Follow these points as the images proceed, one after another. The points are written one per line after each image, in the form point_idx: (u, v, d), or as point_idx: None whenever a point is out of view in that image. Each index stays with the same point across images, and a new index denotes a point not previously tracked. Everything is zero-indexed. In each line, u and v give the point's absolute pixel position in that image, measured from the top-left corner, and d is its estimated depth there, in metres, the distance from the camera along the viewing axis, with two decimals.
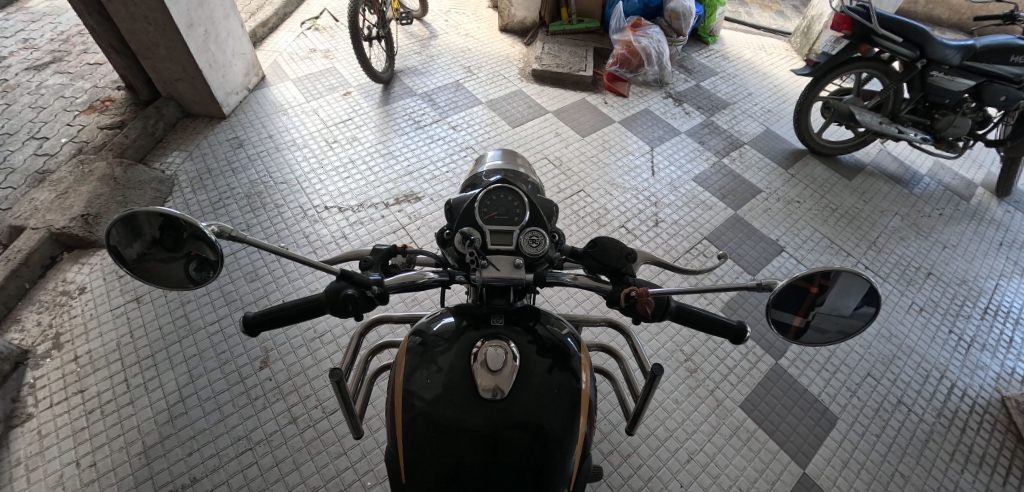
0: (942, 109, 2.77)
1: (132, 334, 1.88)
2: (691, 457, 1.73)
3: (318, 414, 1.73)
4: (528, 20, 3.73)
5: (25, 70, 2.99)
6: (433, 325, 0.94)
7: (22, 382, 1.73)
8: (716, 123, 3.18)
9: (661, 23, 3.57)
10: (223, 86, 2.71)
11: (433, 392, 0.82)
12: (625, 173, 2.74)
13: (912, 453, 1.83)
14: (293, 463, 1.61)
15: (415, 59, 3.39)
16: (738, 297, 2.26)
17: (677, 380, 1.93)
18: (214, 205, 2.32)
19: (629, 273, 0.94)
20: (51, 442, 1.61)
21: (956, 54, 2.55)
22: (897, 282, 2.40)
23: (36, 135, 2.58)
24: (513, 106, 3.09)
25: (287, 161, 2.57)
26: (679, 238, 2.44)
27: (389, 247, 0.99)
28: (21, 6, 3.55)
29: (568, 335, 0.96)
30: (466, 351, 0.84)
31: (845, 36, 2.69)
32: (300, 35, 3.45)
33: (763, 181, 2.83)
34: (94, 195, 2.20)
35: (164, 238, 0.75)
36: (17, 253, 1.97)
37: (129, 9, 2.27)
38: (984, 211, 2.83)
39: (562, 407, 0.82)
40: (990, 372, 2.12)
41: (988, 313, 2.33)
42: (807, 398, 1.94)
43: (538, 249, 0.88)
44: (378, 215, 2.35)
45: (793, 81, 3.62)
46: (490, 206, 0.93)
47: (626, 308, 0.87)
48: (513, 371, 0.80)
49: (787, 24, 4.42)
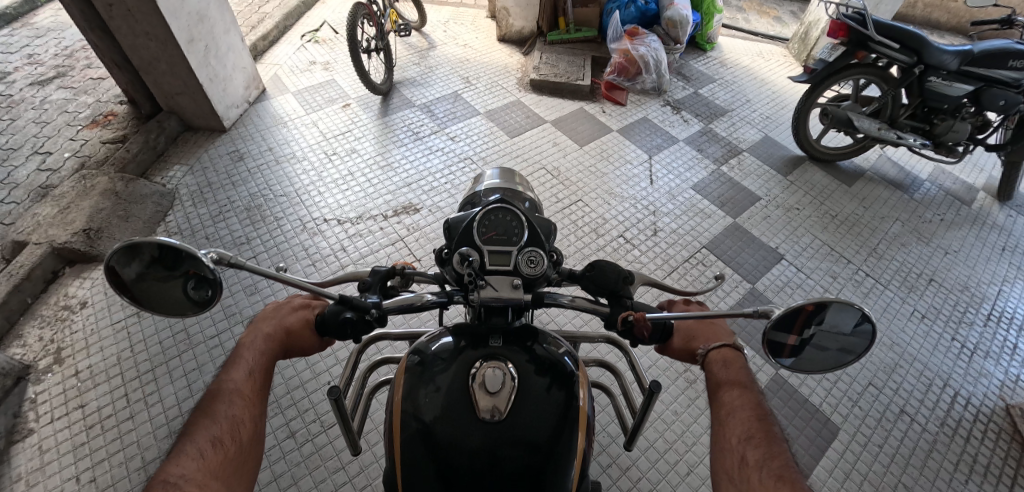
0: (941, 114, 2.78)
1: (132, 349, 1.89)
2: (690, 470, 1.72)
3: (316, 429, 1.73)
4: (526, 30, 3.76)
5: (29, 85, 3.03)
6: (431, 345, 0.94)
7: (23, 397, 1.74)
8: (714, 130, 3.19)
9: (659, 31, 3.59)
10: (224, 100, 2.74)
11: (432, 412, 0.81)
12: (624, 181, 2.75)
13: (915, 463, 1.82)
14: (291, 478, 1.62)
15: (413, 70, 3.42)
16: (738, 305, 2.25)
17: (676, 391, 1.92)
18: (213, 219, 2.34)
19: (628, 296, 0.94)
20: (52, 457, 1.62)
21: (953, 59, 2.56)
22: (898, 288, 2.39)
23: (39, 151, 2.61)
24: (511, 116, 3.11)
25: (287, 173, 2.59)
26: (678, 247, 2.44)
27: (387, 268, 0.99)
28: (26, 22, 3.60)
29: (565, 354, 0.95)
30: (465, 371, 0.84)
31: (841, 42, 2.72)
32: (301, 48, 3.48)
33: (762, 188, 2.82)
34: (96, 209, 2.22)
35: (164, 259, 0.74)
36: (20, 268, 1.99)
37: (130, 25, 2.31)
38: (986, 216, 2.82)
39: (560, 423, 0.82)
40: (994, 380, 2.10)
41: (991, 319, 2.31)
42: (808, 407, 1.94)
43: (537, 269, 0.90)
44: (377, 227, 2.36)
45: (791, 87, 3.63)
46: (490, 226, 0.93)
47: (624, 331, 0.88)
48: (511, 392, 0.80)
49: (785, 30, 4.43)
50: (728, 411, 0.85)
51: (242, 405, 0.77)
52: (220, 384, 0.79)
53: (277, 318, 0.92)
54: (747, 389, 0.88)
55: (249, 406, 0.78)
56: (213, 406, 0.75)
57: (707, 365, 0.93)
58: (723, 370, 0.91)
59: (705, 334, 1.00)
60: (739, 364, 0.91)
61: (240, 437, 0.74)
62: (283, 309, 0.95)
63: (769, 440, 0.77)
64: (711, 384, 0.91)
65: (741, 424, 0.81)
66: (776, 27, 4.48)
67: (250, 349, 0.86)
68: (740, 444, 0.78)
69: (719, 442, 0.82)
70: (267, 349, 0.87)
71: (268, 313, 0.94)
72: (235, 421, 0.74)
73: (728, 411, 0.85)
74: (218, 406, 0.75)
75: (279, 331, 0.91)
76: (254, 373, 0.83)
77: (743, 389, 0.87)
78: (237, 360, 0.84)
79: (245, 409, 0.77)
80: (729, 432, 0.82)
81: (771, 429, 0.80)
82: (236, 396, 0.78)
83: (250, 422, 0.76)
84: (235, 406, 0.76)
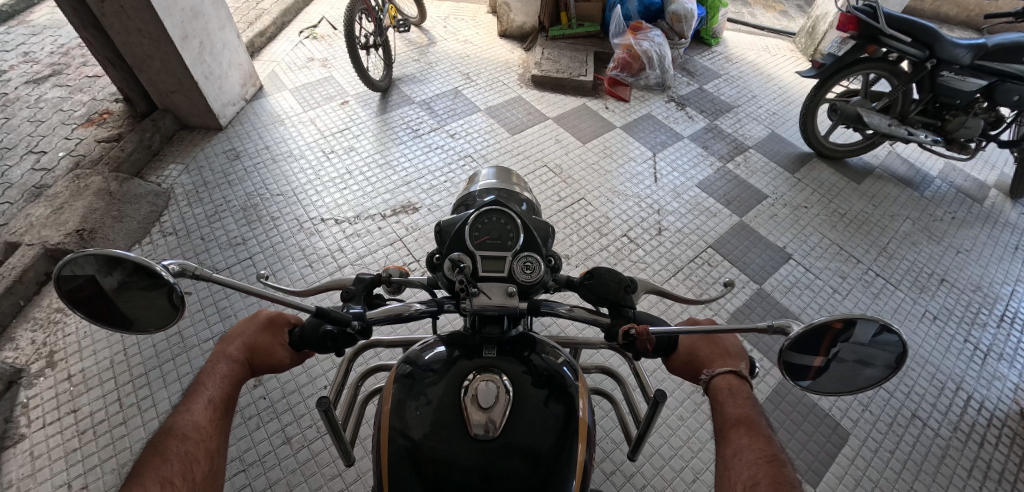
0: (953, 110, 2.71)
1: (126, 353, 1.86)
2: (696, 477, 1.68)
3: (312, 434, 1.69)
4: (527, 25, 3.70)
5: (24, 83, 2.99)
6: (424, 354, 0.89)
7: (15, 401, 1.71)
8: (719, 127, 3.12)
9: (662, 26, 3.52)
10: (219, 98, 2.69)
11: (421, 429, 0.75)
12: (627, 179, 2.69)
13: (927, 469, 1.77)
14: (287, 485, 1.58)
15: (413, 66, 3.36)
16: (744, 307, 2.19)
17: (682, 395, 1.87)
18: (209, 219, 2.30)
19: (629, 305, 0.90)
20: (43, 464, 1.58)
21: (966, 53, 2.49)
22: (909, 288, 2.33)
23: (33, 150, 2.58)
24: (512, 113, 3.05)
25: (284, 173, 2.55)
26: (683, 247, 2.39)
27: (373, 276, 0.97)
28: (23, 20, 3.56)
29: (564, 364, 0.90)
30: (457, 384, 0.79)
31: (851, 36, 2.65)
32: (298, 44, 3.43)
33: (769, 186, 2.77)
34: (90, 210, 2.18)
35: (149, 268, 0.66)
36: (12, 271, 1.96)
37: (123, 22, 2.27)
38: (998, 214, 2.75)
39: (558, 438, 0.76)
40: (1009, 382, 2.04)
41: (1004, 320, 2.25)
42: (817, 412, 1.89)
43: (532, 275, 0.85)
44: (375, 227, 2.32)
45: (797, 82, 3.56)
46: (481, 230, 0.88)
47: (625, 345, 0.84)
48: (506, 406, 0.74)
49: (791, 24, 4.36)
50: (734, 452, 0.74)
51: (198, 440, 0.68)
52: (177, 416, 0.71)
53: (242, 338, 0.86)
54: (755, 426, 0.77)
55: (206, 441, 0.70)
56: (166, 441, 0.66)
57: (713, 394, 0.85)
58: (729, 402, 0.81)
59: (712, 354, 0.92)
60: (745, 394, 0.82)
61: (193, 477, 0.65)
62: (250, 324, 0.89)
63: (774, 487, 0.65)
64: (717, 413, 0.82)
65: (747, 468, 0.70)
66: (782, 21, 4.40)
67: (212, 374, 0.79)
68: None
69: (724, 479, 0.73)
70: (231, 375, 0.80)
71: (234, 330, 0.88)
72: (188, 459, 0.65)
73: (734, 450, 0.75)
74: (172, 441, 0.66)
75: (244, 355, 0.85)
76: (214, 403, 0.75)
77: (749, 426, 0.77)
78: (197, 388, 0.76)
79: (202, 445, 0.68)
80: (735, 478, 0.70)
81: (783, 474, 0.68)
82: (193, 429, 0.69)
83: (206, 460, 0.68)
84: (191, 441, 0.68)
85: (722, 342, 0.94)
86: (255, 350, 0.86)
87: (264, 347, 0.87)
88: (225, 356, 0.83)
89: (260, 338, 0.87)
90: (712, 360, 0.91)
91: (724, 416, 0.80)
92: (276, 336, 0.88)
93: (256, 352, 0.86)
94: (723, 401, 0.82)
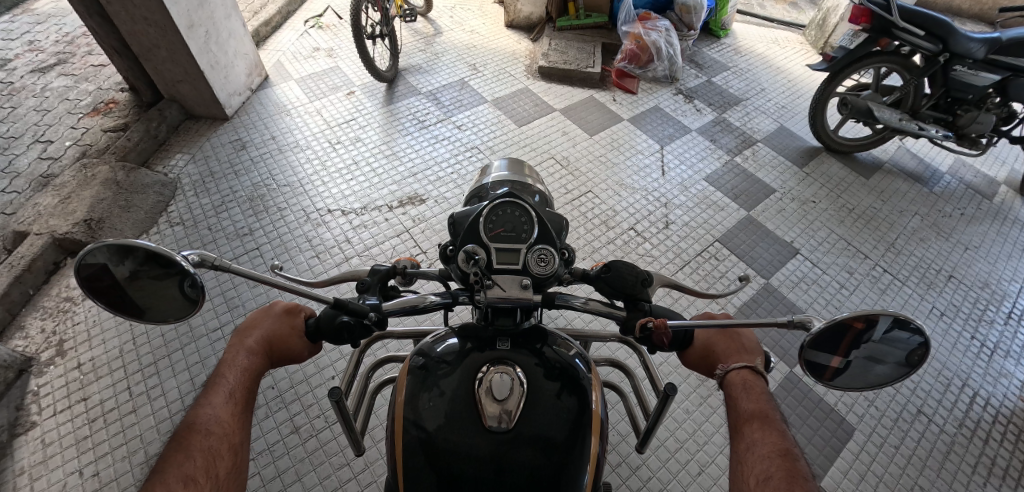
0: (965, 105, 2.68)
1: (134, 341, 1.86)
2: (702, 469, 1.68)
3: (320, 424, 1.70)
4: (534, 16, 3.66)
5: (29, 72, 2.98)
6: (436, 346, 0.88)
7: (25, 390, 1.72)
8: (728, 120, 3.10)
9: (671, 17, 3.49)
10: (226, 88, 2.68)
11: (435, 420, 0.75)
12: (634, 173, 2.68)
13: (932, 465, 1.77)
14: (294, 474, 1.59)
15: (418, 57, 3.34)
16: (750, 302, 2.19)
17: (688, 389, 1.87)
18: (216, 210, 2.30)
19: (645, 298, 0.90)
20: (55, 451, 1.60)
21: (980, 47, 2.48)
22: (917, 285, 2.32)
23: (39, 139, 2.57)
24: (518, 105, 3.03)
25: (289, 163, 2.54)
26: (690, 241, 2.38)
27: (388, 268, 0.98)
28: (26, 8, 3.53)
29: (575, 356, 0.90)
30: (471, 376, 0.78)
31: (863, 29, 2.61)
32: (304, 34, 3.41)
33: (777, 180, 2.75)
34: (97, 199, 2.18)
35: (163, 257, 0.66)
36: (20, 260, 1.96)
37: (129, 11, 2.25)
38: (1008, 211, 2.73)
39: (571, 429, 0.76)
40: (1015, 380, 2.03)
41: (1012, 318, 2.24)
42: (823, 408, 1.89)
43: (547, 269, 0.84)
44: (382, 218, 2.31)
45: (806, 74, 3.53)
46: (496, 222, 0.88)
47: (641, 339, 0.84)
48: (521, 398, 0.74)
49: (801, 16, 4.31)
50: (748, 446, 0.74)
51: (220, 437, 0.68)
52: (198, 410, 0.71)
53: (261, 330, 0.86)
54: (769, 421, 0.77)
55: (229, 435, 0.70)
56: (188, 436, 0.66)
57: (728, 389, 0.85)
58: (743, 396, 0.81)
59: (727, 350, 0.91)
60: (761, 389, 0.82)
61: (215, 473, 0.65)
62: (269, 316, 0.89)
63: (789, 480, 0.65)
64: (732, 410, 0.82)
65: (761, 461, 0.69)
66: (792, 13, 4.34)
67: (232, 367, 0.79)
68: (758, 486, 0.66)
69: (738, 472, 0.73)
70: (249, 368, 0.81)
71: (253, 320, 0.88)
72: (211, 455, 0.66)
73: (747, 444, 0.75)
74: (195, 436, 0.66)
75: (262, 348, 0.85)
76: (233, 396, 0.75)
77: (763, 420, 0.76)
78: (216, 381, 0.76)
79: (224, 440, 0.69)
80: (748, 471, 0.70)
81: (798, 467, 0.68)
82: (215, 425, 0.69)
83: (228, 455, 0.68)
84: (214, 436, 0.68)
85: (738, 338, 0.93)
86: (273, 342, 0.86)
87: (279, 342, 0.86)
88: (244, 348, 0.83)
89: (277, 329, 0.87)
90: (727, 355, 0.91)
91: (739, 409, 0.80)
92: (294, 327, 0.87)
93: (274, 343, 0.86)
94: (739, 396, 0.82)
